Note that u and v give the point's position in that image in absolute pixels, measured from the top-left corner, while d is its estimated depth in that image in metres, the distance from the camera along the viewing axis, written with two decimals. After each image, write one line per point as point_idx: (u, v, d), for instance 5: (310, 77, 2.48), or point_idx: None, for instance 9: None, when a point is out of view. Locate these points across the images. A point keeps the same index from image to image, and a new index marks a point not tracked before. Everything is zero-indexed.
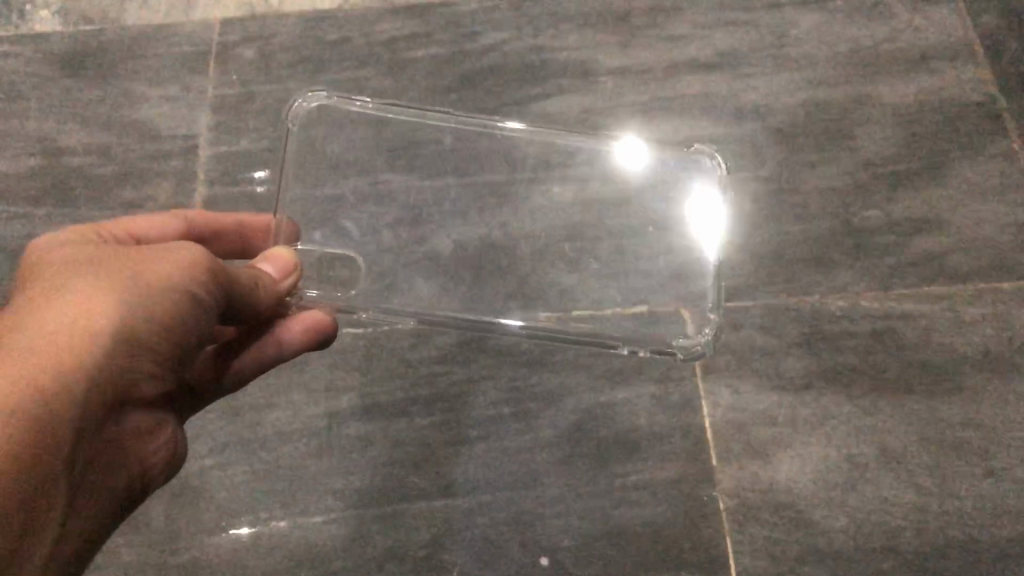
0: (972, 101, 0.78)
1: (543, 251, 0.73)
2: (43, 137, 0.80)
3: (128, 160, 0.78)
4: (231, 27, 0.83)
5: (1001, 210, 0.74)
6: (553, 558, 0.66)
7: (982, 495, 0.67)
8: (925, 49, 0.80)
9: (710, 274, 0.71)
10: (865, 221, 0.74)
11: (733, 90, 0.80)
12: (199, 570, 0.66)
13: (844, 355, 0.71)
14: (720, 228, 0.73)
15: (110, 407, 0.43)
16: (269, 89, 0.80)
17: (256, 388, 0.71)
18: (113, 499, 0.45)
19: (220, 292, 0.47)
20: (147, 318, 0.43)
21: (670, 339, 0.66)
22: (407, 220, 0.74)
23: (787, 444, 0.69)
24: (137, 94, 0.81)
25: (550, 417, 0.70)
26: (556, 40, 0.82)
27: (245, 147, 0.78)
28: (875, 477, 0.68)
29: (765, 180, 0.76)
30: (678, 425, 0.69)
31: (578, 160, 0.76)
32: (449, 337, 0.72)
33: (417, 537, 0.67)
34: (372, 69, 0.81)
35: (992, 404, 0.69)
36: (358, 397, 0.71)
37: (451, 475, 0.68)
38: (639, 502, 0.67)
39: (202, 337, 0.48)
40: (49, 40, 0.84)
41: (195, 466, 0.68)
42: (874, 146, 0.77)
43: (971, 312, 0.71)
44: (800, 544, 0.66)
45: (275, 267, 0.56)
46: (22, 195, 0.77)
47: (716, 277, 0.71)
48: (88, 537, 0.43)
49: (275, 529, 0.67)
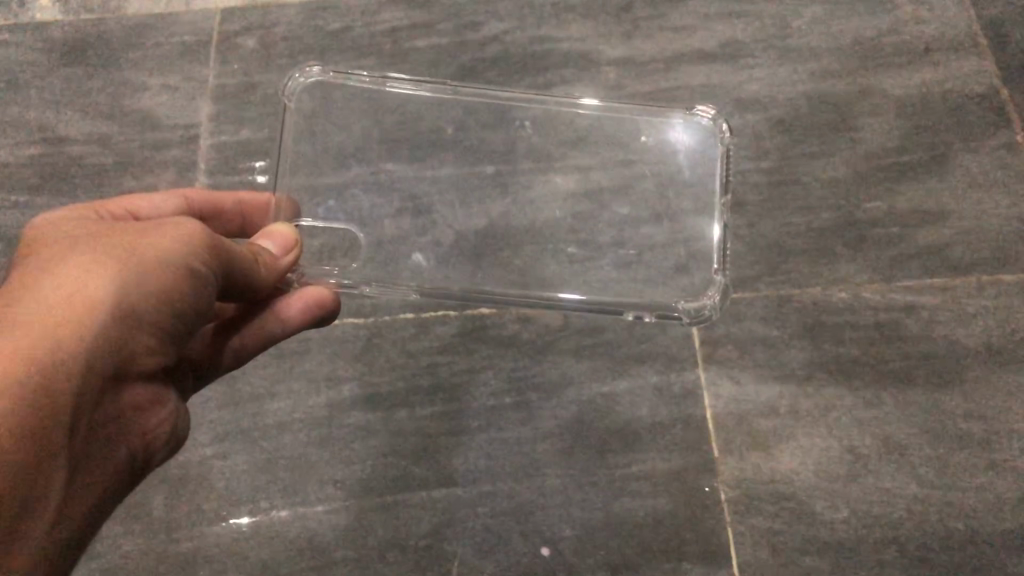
0: (976, 93, 0.78)
1: (545, 241, 0.73)
2: (43, 126, 0.79)
3: (129, 150, 0.78)
4: (232, 17, 0.83)
5: (1005, 202, 0.74)
6: (555, 549, 0.66)
7: (986, 487, 0.66)
8: (928, 41, 0.80)
9: (716, 236, 0.71)
10: (868, 213, 0.74)
11: (736, 81, 0.79)
12: (198, 560, 0.66)
13: (848, 346, 0.70)
14: (723, 191, 0.72)
15: (111, 380, 0.42)
16: (270, 79, 0.80)
17: (256, 377, 0.70)
18: (117, 474, 0.45)
19: (219, 267, 0.47)
20: (145, 291, 0.43)
21: (673, 302, 0.67)
22: (409, 209, 0.73)
23: (789, 436, 0.69)
24: (139, 84, 0.81)
25: (551, 407, 0.70)
26: (558, 31, 0.82)
27: (246, 136, 0.78)
28: (877, 468, 0.67)
29: (769, 171, 0.76)
30: (680, 415, 0.69)
31: (581, 149, 0.76)
32: (450, 327, 0.72)
33: (418, 527, 0.67)
34: (374, 59, 0.81)
35: (996, 395, 0.69)
36: (359, 387, 0.70)
37: (452, 465, 0.68)
38: (641, 492, 0.67)
39: (203, 312, 0.47)
40: (49, 29, 0.83)
41: (194, 455, 0.68)
42: (877, 138, 0.76)
43: (976, 304, 0.71)
44: (803, 536, 0.66)
45: (275, 244, 0.56)
46: (22, 184, 0.77)
47: (722, 240, 0.70)
48: (95, 511, 0.43)
49: (275, 519, 0.67)
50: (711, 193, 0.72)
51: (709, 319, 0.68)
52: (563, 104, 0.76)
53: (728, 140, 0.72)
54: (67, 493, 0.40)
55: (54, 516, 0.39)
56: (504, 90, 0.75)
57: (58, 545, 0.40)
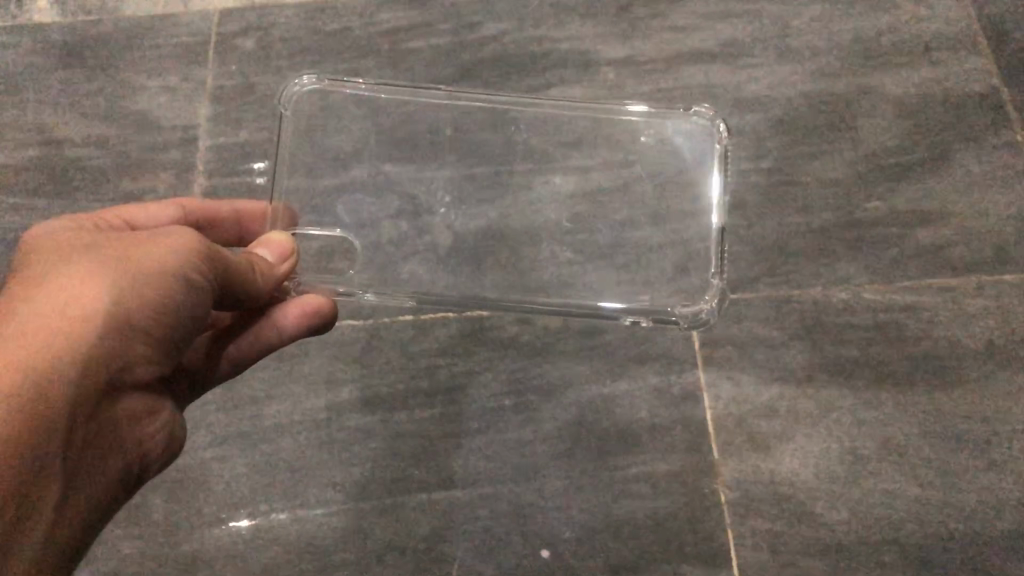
0: (976, 92, 0.77)
1: (544, 242, 0.72)
2: (41, 128, 0.79)
3: (128, 152, 0.78)
4: (231, 18, 0.83)
5: (1005, 201, 0.74)
6: (554, 552, 0.66)
7: (987, 488, 0.66)
8: (928, 40, 0.79)
9: (715, 238, 0.71)
10: (868, 213, 0.74)
11: (735, 81, 0.79)
12: (197, 563, 0.66)
13: (849, 347, 0.70)
14: (721, 194, 0.72)
15: (107, 390, 0.42)
16: (268, 80, 0.80)
17: (256, 379, 0.70)
18: (114, 484, 0.45)
19: (215, 276, 0.47)
20: (140, 300, 0.43)
21: (670, 305, 0.69)
22: (408, 211, 0.73)
23: (790, 437, 0.68)
24: (137, 85, 0.80)
25: (551, 409, 0.70)
26: (557, 31, 0.82)
27: (245, 138, 0.78)
28: (878, 469, 0.67)
29: (768, 171, 0.76)
30: (680, 417, 0.69)
31: (580, 151, 0.75)
32: (449, 329, 0.72)
33: (418, 530, 0.67)
34: (372, 60, 0.81)
35: (997, 396, 0.69)
36: (358, 389, 0.70)
37: (452, 467, 0.68)
38: (641, 494, 0.67)
39: (199, 321, 0.47)
40: (48, 30, 0.83)
41: (193, 457, 0.68)
42: (877, 138, 0.76)
43: (976, 304, 0.71)
44: (804, 538, 0.66)
45: (272, 252, 0.56)
46: (20, 186, 0.77)
47: (721, 240, 0.71)
48: (92, 521, 0.43)
49: (274, 522, 0.67)
50: (709, 197, 0.73)
51: (706, 322, 0.70)
52: (561, 105, 0.76)
53: (724, 143, 0.74)
54: (62, 504, 0.40)
55: (49, 527, 0.39)
56: (501, 96, 0.76)
57: (54, 557, 0.40)
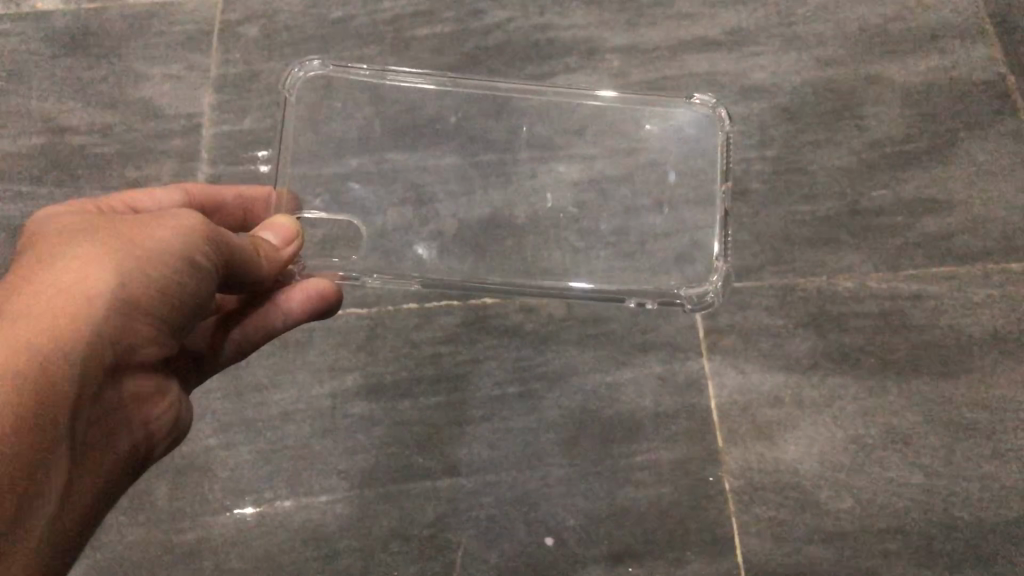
0: (982, 81, 0.77)
1: (548, 229, 0.72)
2: (44, 116, 0.79)
3: (131, 140, 0.78)
4: (234, 5, 0.82)
5: (1011, 189, 0.73)
6: (558, 539, 0.66)
7: (992, 476, 0.66)
8: (935, 28, 0.79)
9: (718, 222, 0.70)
10: (874, 202, 0.73)
11: (740, 69, 0.79)
12: (201, 550, 0.66)
13: (854, 335, 0.70)
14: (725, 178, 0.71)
15: (112, 370, 0.42)
16: (271, 68, 0.80)
17: (259, 367, 0.70)
18: (122, 463, 0.45)
19: (218, 259, 0.47)
20: (143, 283, 0.42)
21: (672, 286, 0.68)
22: (412, 199, 0.73)
23: (795, 425, 0.68)
24: (140, 73, 0.80)
25: (555, 397, 0.70)
26: (561, 19, 0.81)
27: (248, 126, 0.78)
28: (882, 458, 0.67)
29: (774, 160, 0.75)
30: (683, 406, 0.69)
31: (585, 139, 0.75)
32: (453, 317, 0.72)
33: (422, 516, 0.67)
34: (376, 48, 0.80)
35: (1003, 384, 0.68)
36: (362, 377, 0.70)
37: (456, 455, 0.68)
38: (646, 482, 0.67)
39: (204, 304, 0.47)
40: (50, 19, 0.83)
41: (197, 445, 0.68)
42: (883, 127, 0.76)
43: (982, 293, 0.71)
44: (808, 525, 0.66)
45: (277, 237, 0.56)
46: (24, 175, 0.77)
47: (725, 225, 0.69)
48: (100, 500, 0.43)
49: (279, 508, 0.67)
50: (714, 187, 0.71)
51: (712, 303, 0.67)
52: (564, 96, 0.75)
53: (729, 130, 0.72)
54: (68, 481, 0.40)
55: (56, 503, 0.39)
56: (506, 83, 0.75)
57: (62, 532, 0.40)
